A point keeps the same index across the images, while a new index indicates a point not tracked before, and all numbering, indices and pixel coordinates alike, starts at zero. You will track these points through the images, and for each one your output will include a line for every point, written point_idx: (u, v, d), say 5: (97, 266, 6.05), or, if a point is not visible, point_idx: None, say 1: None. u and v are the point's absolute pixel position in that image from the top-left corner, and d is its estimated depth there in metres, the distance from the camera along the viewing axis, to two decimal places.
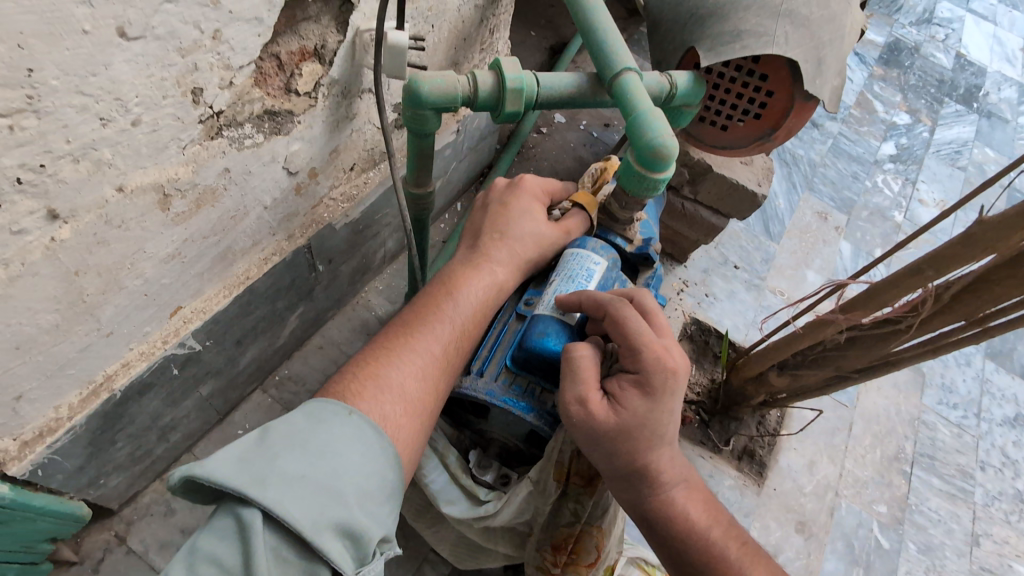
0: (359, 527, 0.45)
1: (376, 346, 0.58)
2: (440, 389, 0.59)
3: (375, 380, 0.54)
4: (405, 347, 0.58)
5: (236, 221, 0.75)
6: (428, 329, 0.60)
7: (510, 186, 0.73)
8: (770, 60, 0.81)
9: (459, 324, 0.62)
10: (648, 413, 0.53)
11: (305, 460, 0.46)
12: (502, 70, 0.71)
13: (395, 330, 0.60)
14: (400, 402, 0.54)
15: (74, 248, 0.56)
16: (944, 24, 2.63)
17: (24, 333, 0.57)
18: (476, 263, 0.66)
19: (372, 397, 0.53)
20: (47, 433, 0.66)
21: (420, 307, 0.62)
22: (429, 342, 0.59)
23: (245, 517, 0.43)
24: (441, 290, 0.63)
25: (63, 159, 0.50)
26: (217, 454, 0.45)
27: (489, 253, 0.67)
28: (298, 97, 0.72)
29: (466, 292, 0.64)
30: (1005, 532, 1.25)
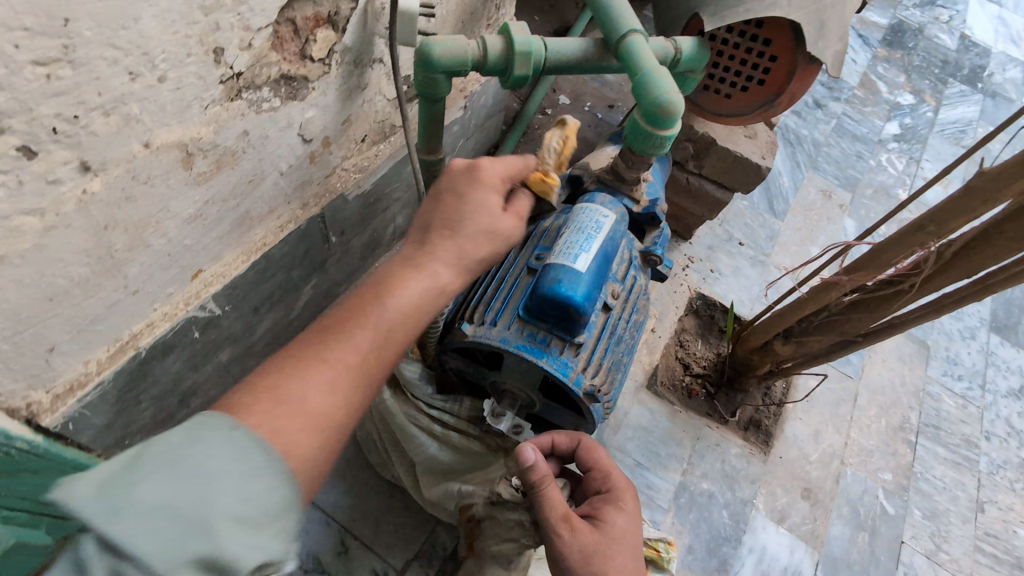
0: (224, 559, 0.38)
1: (292, 347, 0.50)
2: (355, 403, 0.50)
3: (270, 393, 0.46)
4: (319, 354, 0.49)
5: (254, 185, 0.78)
6: (349, 333, 0.51)
7: (468, 171, 0.61)
8: (774, 23, 0.82)
9: (386, 330, 0.52)
10: (623, 522, 0.66)
11: (168, 484, 0.38)
12: (511, 34, 0.73)
13: (316, 330, 0.52)
14: (304, 419, 0.46)
15: (103, 202, 0.59)
16: (948, 6, 2.63)
17: (57, 285, 0.60)
18: (419, 260, 0.56)
19: (265, 412, 0.45)
20: (78, 387, 0.69)
21: (348, 307, 0.53)
22: (349, 350, 0.50)
23: (87, 547, 0.36)
24: (379, 285, 0.54)
25: (95, 112, 0.53)
26: (79, 471, 0.38)
27: (441, 244, 0.57)
28: (313, 63, 0.74)
29: (404, 292, 0.54)
30: (1010, 500, 1.27)
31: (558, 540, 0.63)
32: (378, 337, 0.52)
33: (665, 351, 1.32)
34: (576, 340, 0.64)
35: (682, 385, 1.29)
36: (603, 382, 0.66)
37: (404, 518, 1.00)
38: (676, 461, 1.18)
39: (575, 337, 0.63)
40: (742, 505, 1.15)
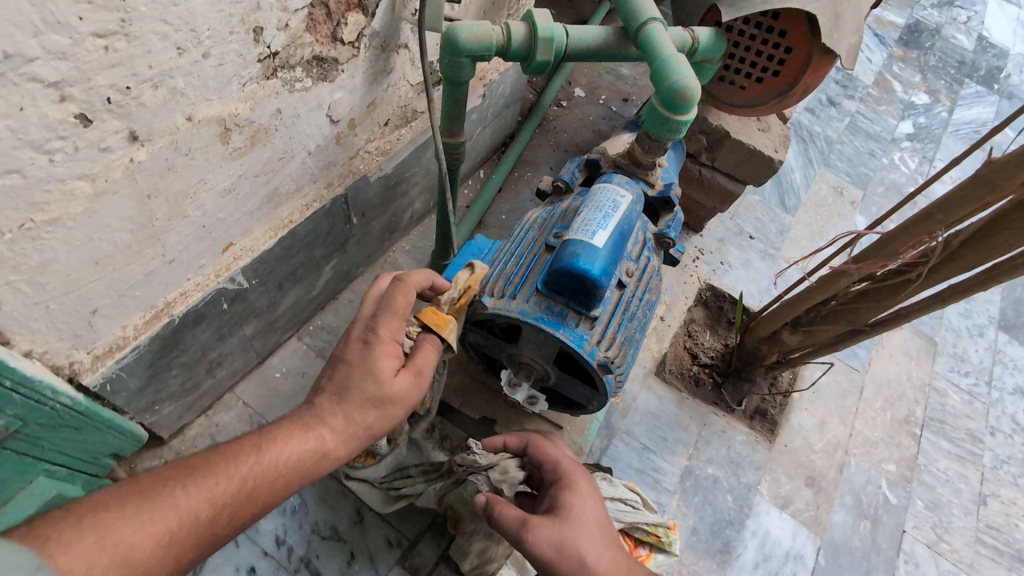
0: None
1: (141, 483, 0.49)
2: (175, 562, 0.48)
3: (102, 528, 0.45)
4: (168, 498, 0.49)
5: (283, 162, 0.81)
6: (204, 486, 0.51)
7: (360, 335, 0.60)
8: (789, 15, 0.84)
9: (241, 494, 0.53)
10: (580, 503, 0.68)
11: None
12: (533, 20, 0.75)
13: (172, 473, 0.51)
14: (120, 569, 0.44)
15: (148, 170, 0.62)
16: (966, 7, 2.62)
17: (103, 250, 0.63)
18: (307, 422, 0.57)
19: (87, 552, 0.43)
20: (116, 349, 0.73)
21: (214, 455, 0.54)
22: (197, 506, 0.50)
23: None
24: (252, 444, 0.55)
25: (144, 84, 0.56)
26: None
27: (328, 414, 0.58)
28: (343, 46, 0.77)
29: (278, 453, 0.55)
30: (1013, 494, 1.28)
31: (526, 548, 0.65)
32: (233, 494, 0.52)
33: (673, 340, 1.34)
34: (592, 314, 0.66)
35: (691, 374, 1.31)
36: (616, 354, 0.69)
37: None
38: (682, 446, 1.20)
39: (590, 311, 0.66)
40: (746, 490, 1.17)
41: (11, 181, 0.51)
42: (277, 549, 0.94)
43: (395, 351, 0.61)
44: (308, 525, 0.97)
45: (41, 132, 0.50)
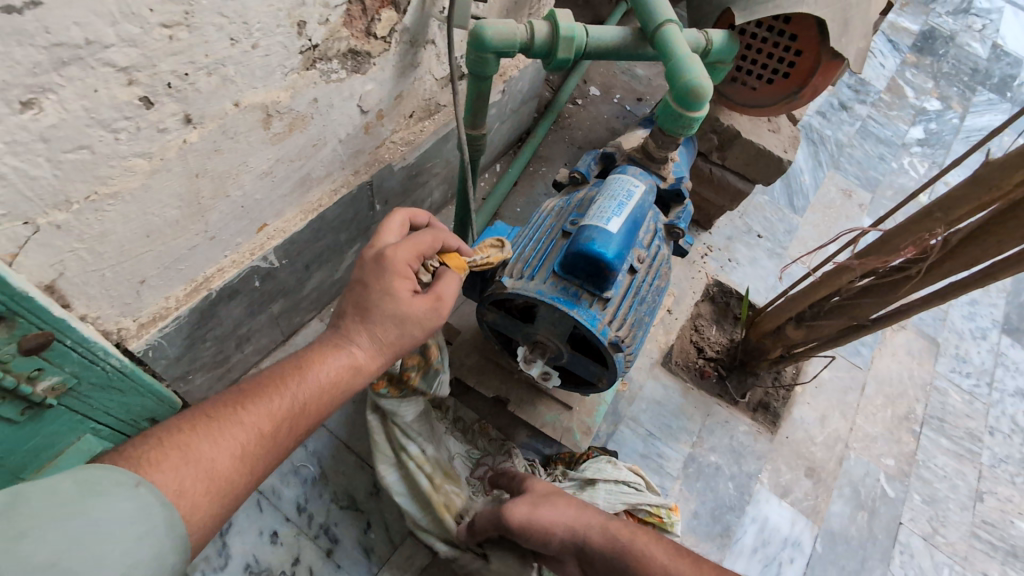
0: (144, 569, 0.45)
1: (202, 412, 0.56)
2: (255, 466, 0.56)
3: (182, 448, 0.52)
4: (232, 417, 0.56)
5: (316, 149, 0.86)
6: (259, 405, 0.58)
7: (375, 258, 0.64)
8: (800, 20, 0.88)
9: (295, 408, 0.59)
10: (533, 480, 0.89)
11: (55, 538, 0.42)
12: (556, 20, 0.80)
13: (232, 395, 0.58)
14: (208, 482, 0.52)
15: (198, 151, 0.67)
16: (981, 15, 2.63)
17: (154, 224, 0.69)
18: (335, 343, 0.62)
19: (175, 471, 0.51)
20: (159, 319, 0.78)
21: (262, 377, 0.60)
22: (257, 420, 0.57)
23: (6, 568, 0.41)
24: (291, 367, 0.61)
25: (200, 71, 0.61)
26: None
27: (352, 335, 0.63)
28: (376, 40, 0.82)
29: (320, 370, 0.61)
30: (1010, 492, 1.31)
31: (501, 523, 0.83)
32: (287, 408, 0.59)
33: (680, 333, 1.38)
34: (604, 295, 0.71)
35: (696, 366, 1.35)
36: (627, 334, 0.73)
37: None
38: (686, 434, 1.24)
39: (603, 292, 0.70)
40: (747, 478, 1.21)
41: (82, 156, 0.56)
42: (298, 516, 0.99)
43: (406, 273, 0.64)
44: (327, 495, 1.02)
45: (110, 112, 0.55)
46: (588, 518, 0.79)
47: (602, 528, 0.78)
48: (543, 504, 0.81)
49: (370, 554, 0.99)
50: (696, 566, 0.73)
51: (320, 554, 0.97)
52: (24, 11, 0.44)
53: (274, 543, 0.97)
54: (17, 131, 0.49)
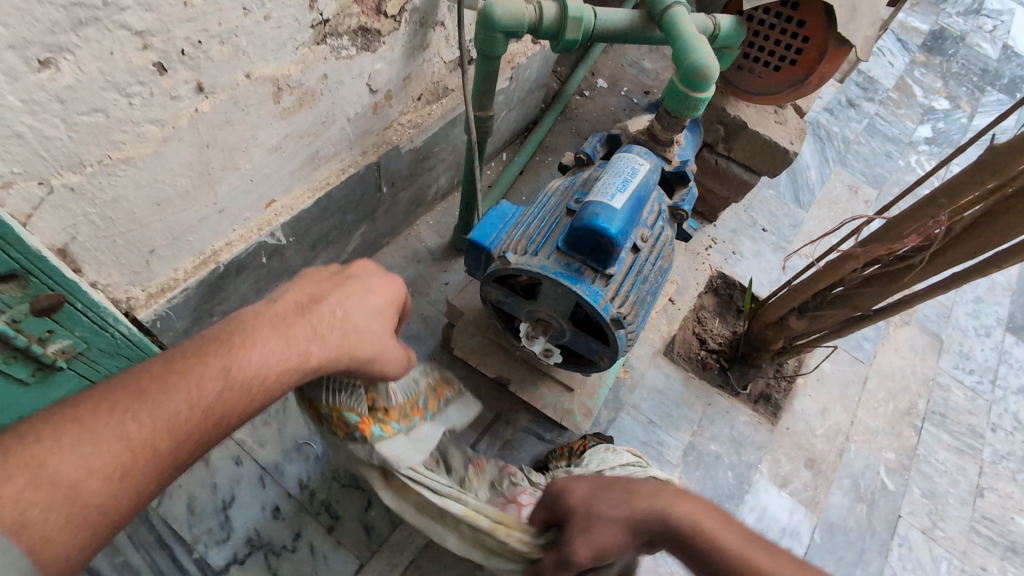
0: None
1: (79, 411, 0.42)
2: (134, 497, 0.42)
3: (54, 442, 0.40)
4: (118, 420, 0.42)
5: (325, 126, 0.87)
6: (155, 409, 0.43)
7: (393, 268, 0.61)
8: (808, 6, 0.88)
9: (200, 423, 0.45)
10: (569, 483, 0.68)
11: None
12: (565, 1, 0.80)
13: (126, 384, 0.44)
14: (55, 513, 0.39)
15: (209, 121, 0.68)
16: (992, 16, 2.62)
17: (164, 193, 0.70)
18: (282, 334, 0.49)
19: (18, 492, 0.38)
20: (167, 289, 0.79)
21: (167, 363, 0.45)
22: (148, 431, 0.43)
23: None
24: (211, 356, 0.46)
25: (213, 40, 0.62)
26: None
27: (308, 332, 0.50)
28: (386, 19, 0.83)
29: (245, 371, 0.46)
30: (1010, 488, 1.31)
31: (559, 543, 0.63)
32: (191, 418, 0.44)
33: (683, 324, 1.39)
34: (608, 272, 0.71)
35: (698, 358, 1.36)
36: (629, 311, 0.74)
37: None
38: (687, 422, 1.25)
39: (606, 269, 0.71)
40: (746, 468, 1.22)
41: (96, 119, 0.57)
42: (300, 492, 1.00)
43: (389, 299, 0.57)
44: (328, 473, 1.03)
45: (125, 76, 0.57)
46: (658, 524, 0.60)
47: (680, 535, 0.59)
48: (600, 527, 0.61)
49: (370, 531, 1.00)
50: (773, 557, 0.56)
51: (321, 530, 0.98)
52: None
53: (276, 518, 0.97)
54: (34, 90, 0.51)
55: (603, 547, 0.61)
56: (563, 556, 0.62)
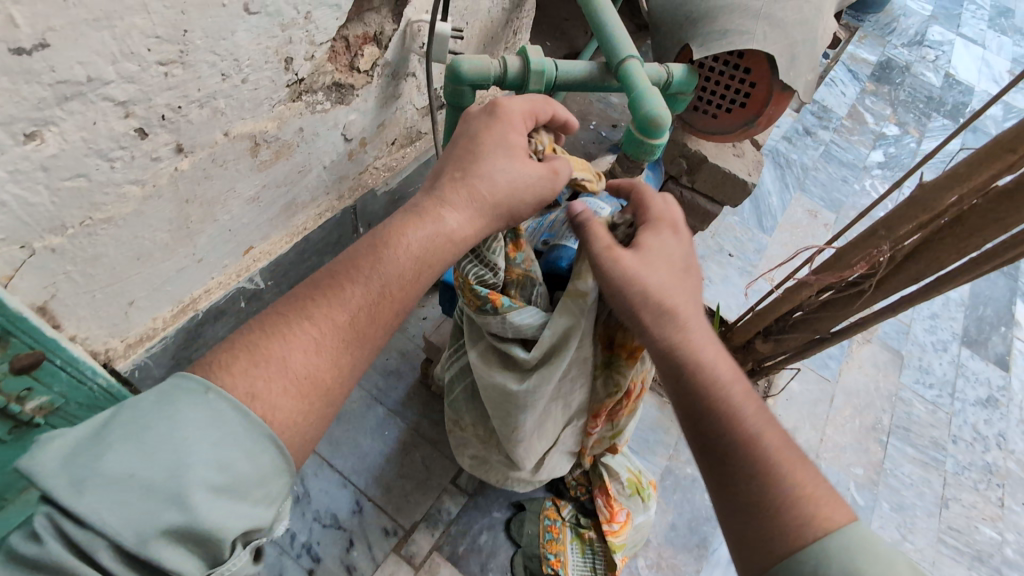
0: (202, 528, 0.41)
1: (271, 316, 0.55)
2: (343, 362, 0.56)
3: (252, 354, 0.51)
4: (308, 314, 0.55)
5: (302, 175, 0.90)
6: (332, 298, 0.57)
7: (485, 113, 0.69)
8: (752, 56, 0.95)
9: (376, 287, 0.59)
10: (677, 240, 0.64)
11: (140, 456, 0.41)
12: (527, 55, 0.86)
13: (279, 315, 0.54)
14: (292, 382, 0.51)
15: (189, 179, 0.71)
16: (934, 47, 2.80)
17: (144, 247, 0.72)
18: (420, 214, 0.63)
19: (270, 377, 0.50)
20: (146, 339, 0.81)
21: (342, 263, 0.59)
22: (336, 310, 0.56)
23: (103, 481, 0.40)
24: (368, 248, 0.60)
25: (193, 104, 0.65)
26: (105, 448, 0.42)
27: (444, 197, 0.64)
28: (359, 74, 0.88)
29: (400, 242, 0.61)
30: (973, 498, 1.37)
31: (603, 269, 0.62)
32: (364, 292, 0.58)
33: None
34: None
35: None
36: None
37: (411, 486, 1.10)
38: (663, 447, 1.29)
39: None
40: None
41: (78, 184, 0.59)
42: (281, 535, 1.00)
43: (517, 127, 0.68)
44: (310, 513, 1.03)
45: (107, 142, 0.59)
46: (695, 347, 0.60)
47: (688, 366, 0.59)
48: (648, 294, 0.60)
49: (353, 572, 1.00)
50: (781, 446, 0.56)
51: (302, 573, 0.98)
52: (32, 53, 0.49)
53: None
54: (19, 161, 0.53)
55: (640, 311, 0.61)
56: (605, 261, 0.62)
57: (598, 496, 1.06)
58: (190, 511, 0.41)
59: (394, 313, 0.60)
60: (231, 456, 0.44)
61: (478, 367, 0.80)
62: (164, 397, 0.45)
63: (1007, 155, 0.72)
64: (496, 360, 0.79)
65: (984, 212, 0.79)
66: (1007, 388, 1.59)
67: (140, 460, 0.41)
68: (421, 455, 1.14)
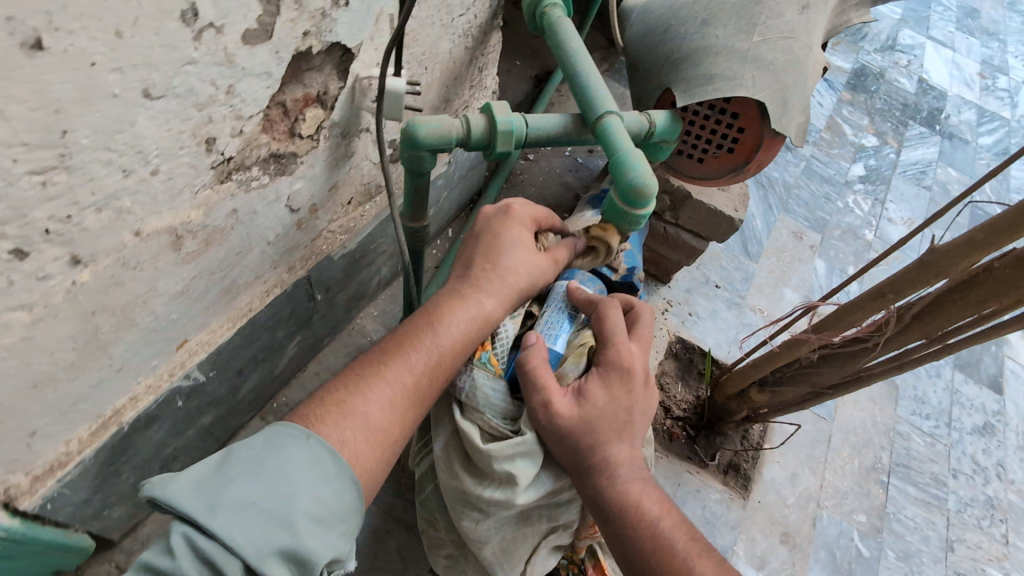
0: (305, 552, 0.50)
1: (348, 376, 0.63)
2: (409, 418, 0.63)
3: (340, 408, 0.60)
4: (382, 377, 0.63)
5: (241, 256, 0.79)
6: (396, 365, 0.64)
7: (501, 213, 0.76)
8: (739, 102, 0.87)
9: (437, 352, 0.66)
10: (623, 375, 0.64)
11: (256, 487, 0.50)
12: (493, 113, 0.76)
13: (350, 384, 0.62)
14: (369, 437, 0.60)
15: (92, 290, 0.59)
16: (906, 51, 2.78)
17: (42, 372, 0.60)
18: (463, 296, 0.69)
19: (350, 433, 0.58)
20: (58, 467, 0.69)
21: (403, 335, 0.66)
22: (397, 379, 0.63)
23: (219, 514, 0.47)
24: (425, 320, 0.67)
25: (88, 210, 0.54)
26: (227, 479, 0.50)
27: (479, 285, 0.70)
28: (301, 140, 0.76)
29: (446, 322, 0.67)
30: (978, 537, 1.33)
31: (540, 421, 0.62)
32: (424, 360, 0.65)
33: None
34: None
35: (664, 429, 1.33)
36: None
37: None
38: None
39: None
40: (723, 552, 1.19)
41: None
42: None
43: (526, 225, 0.76)
44: None
45: None
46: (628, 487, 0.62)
47: (624, 508, 0.61)
48: (583, 441, 0.62)
49: None
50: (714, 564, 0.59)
51: None
52: None
53: None
54: None
55: (575, 457, 0.62)
56: (538, 410, 0.62)
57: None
58: (298, 536, 0.50)
59: (443, 380, 0.67)
60: (326, 492, 0.53)
61: (440, 464, 0.71)
62: (272, 442, 0.54)
63: None
64: (460, 459, 0.69)
65: (1001, 277, 0.72)
66: (1002, 413, 1.55)
67: (257, 489, 0.50)
68: (397, 542, 1.03)
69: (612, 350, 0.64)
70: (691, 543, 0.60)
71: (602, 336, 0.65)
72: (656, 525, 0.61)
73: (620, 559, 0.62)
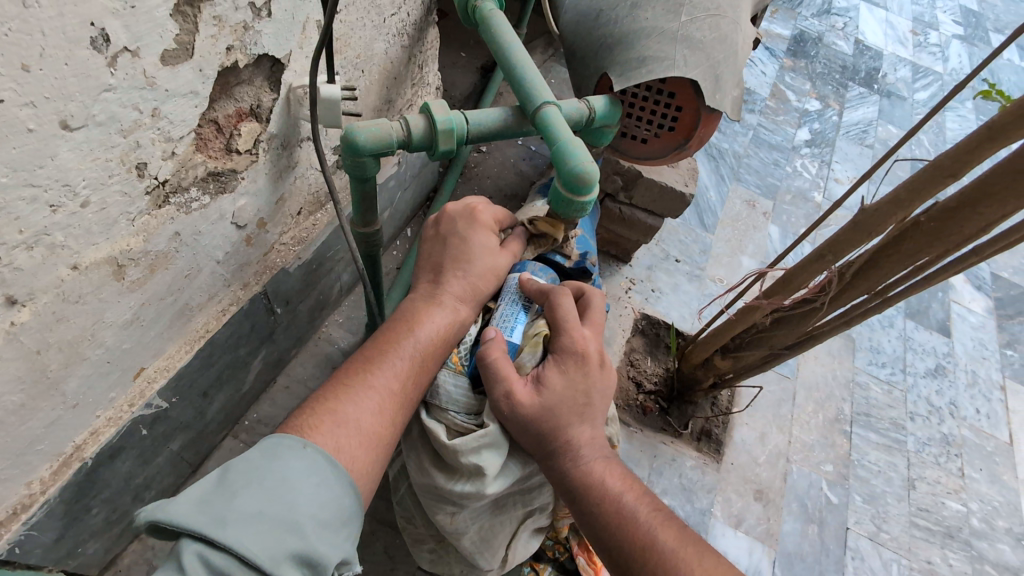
0: (316, 554, 0.50)
1: (335, 384, 0.63)
2: (398, 420, 0.64)
3: (332, 415, 0.60)
4: (367, 384, 0.63)
5: (191, 278, 0.78)
6: (379, 371, 0.65)
7: (466, 213, 0.76)
8: (675, 82, 0.89)
9: (417, 355, 0.68)
10: (578, 359, 0.66)
11: (261, 497, 0.50)
12: (431, 112, 0.76)
13: (337, 392, 0.62)
14: (365, 440, 0.60)
15: (35, 329, 0.58)
16: (841, 14, 2.86)
17: None
18: (437, 300, 0.72)
19: (344, 439, 0.59)
20: (22, 510, 0.68)
21: (383, 342, 0.67)
22: (383, 385, 0.64)
23: (228, 527, 0.47)
24: (403, 326, 0.69)
25: (17, 249, 0.53)
26: (228, 495, 0.49)
27: (451, 289, 0.73)
28: (239, 155, 0.75)
29: (424, 325, 0.69)
30: (937, 473, 1.41)
31: (504, 411, 0.65)
32: (405, 364, 0.66)
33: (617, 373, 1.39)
34: None
35: (637, 403, 1.36)
36: None
37: None
38: None
39: None
40: (701, 515, 1.24)
41: None
42: None
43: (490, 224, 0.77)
44: None
45: None
46: (592, 466, 0.65)
47: (589, 486, 0.64)
48: (545, 427, 0.64)
49: None
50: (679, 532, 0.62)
51: None
52: None
53: None
54: None
55: (540, 441, 0.65)
56: (501, 401, 0.64)
57: (580, 554, 0.96)
58: (308, 540, 0.50)
59: (425, 382, 0.69)
60: (328, 496, 0.53)
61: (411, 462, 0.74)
62: (269, 452, 0.54)
63: (949, 179, 0.70)
64: (428, 457, 0.72)
65: (928, 229, 0.76)
66: (951, 354, 1.64)
67: (262, 500, 0.50)
68: (383, 543, 1.04)
69: (566, 336, 0.66)
70: (655, 514, 0.64)
71: (555, 322, 0.67)
72: (621, 500, 0.64)
73: (585, 530, 0.66)
